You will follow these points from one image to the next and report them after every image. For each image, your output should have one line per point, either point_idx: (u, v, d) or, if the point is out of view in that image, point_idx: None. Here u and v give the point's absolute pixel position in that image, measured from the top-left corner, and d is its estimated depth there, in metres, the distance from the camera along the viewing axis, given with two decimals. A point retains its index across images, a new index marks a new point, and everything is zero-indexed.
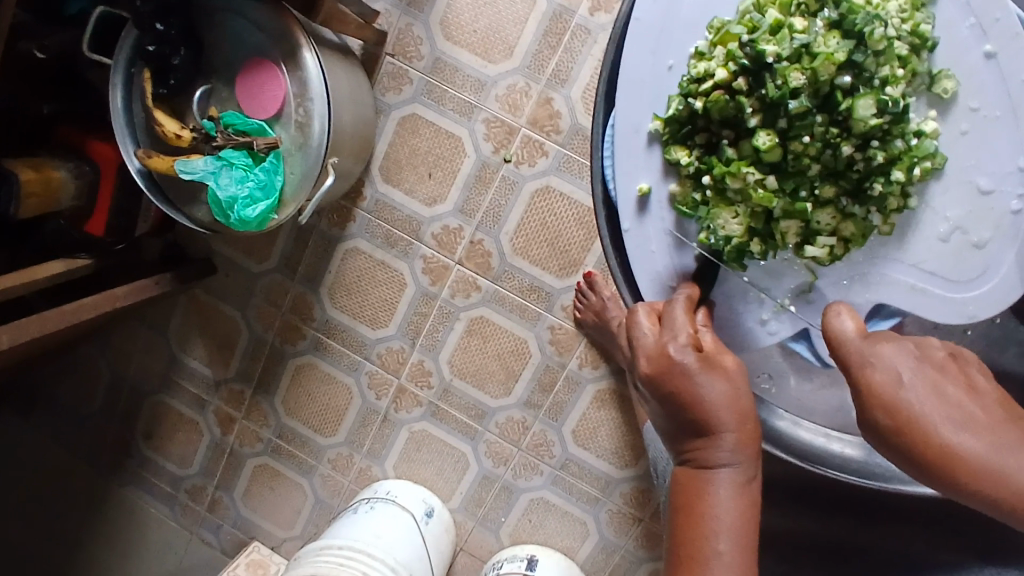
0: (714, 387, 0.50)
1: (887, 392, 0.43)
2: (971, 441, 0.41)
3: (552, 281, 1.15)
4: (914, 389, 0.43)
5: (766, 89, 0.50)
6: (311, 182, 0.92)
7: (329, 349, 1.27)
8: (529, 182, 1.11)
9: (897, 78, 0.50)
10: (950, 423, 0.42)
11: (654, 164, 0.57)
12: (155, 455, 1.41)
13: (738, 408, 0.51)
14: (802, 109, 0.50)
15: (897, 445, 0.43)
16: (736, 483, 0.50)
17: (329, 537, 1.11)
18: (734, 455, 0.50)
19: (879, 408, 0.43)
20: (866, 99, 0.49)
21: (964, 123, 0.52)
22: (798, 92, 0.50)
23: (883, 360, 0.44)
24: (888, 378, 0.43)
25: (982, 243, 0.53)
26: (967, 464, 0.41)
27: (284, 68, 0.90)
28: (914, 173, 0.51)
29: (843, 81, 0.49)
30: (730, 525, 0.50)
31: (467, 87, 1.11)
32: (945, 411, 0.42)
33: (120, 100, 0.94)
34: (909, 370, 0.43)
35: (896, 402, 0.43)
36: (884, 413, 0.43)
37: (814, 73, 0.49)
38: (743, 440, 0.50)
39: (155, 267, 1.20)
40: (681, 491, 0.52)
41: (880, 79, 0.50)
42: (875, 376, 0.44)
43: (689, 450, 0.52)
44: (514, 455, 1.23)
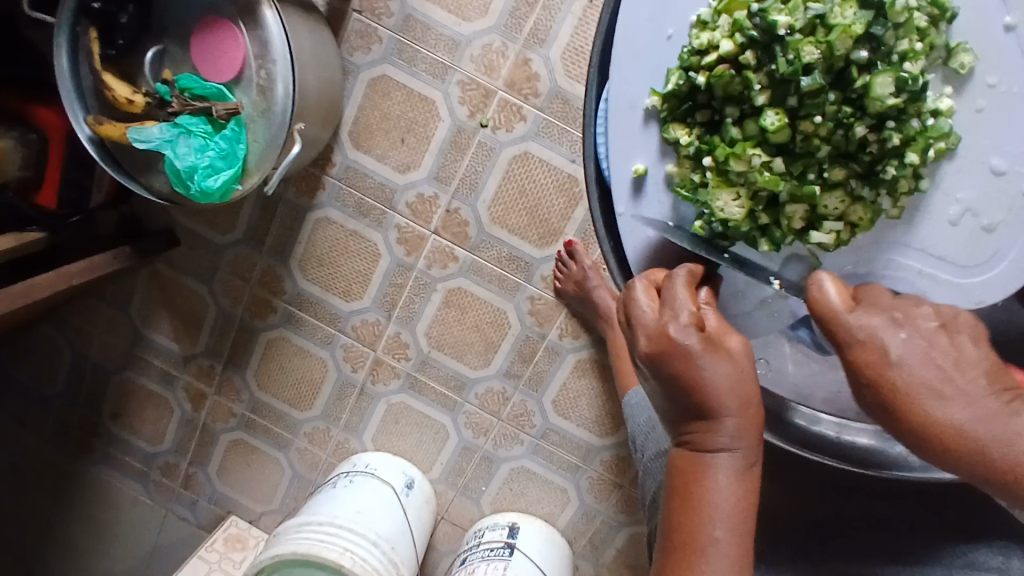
0: (718, 371, 0.47)
1: (880, 371, 0.42)
2: (961, 414, 0.41)
3: (532, 251, 1.12)
4: (911, 361, 0.42)
5: (778, 64, 0.48)
6: (276, 151, 0.85)
7: (302, 322, 1.23)
8: (507, 148, 1.07)
9: (917, 53, 0.48)
10: (941, 400, 0.41)
11: (651, 144, 0.55)
12: (124, 433, 1.37)
13: (742, 392, 0.48)
14: (815, 87, 0.48)
15: (890, 417, 0.43)
16: (736, 469, 0.49)
17: (308, 513, 1.10)
18: (735, 441, 0.48)
19: (868, 384, 0.43)
20: (885, 76, 0.47)
21: (980, 100, 0.49)
22: (812, 68, 0.48)
23: (873, 336, 0.43)
24: (878, 353, 0.42)
25: (992, 226, 0.52)
26: (953, 440, 0.41)
27: (242, 27, 0.83)
28: (928, 156, 0.50)
29: (860, 55, 0.48)
30: (727, 513, 0.49)
31: (439, 46, 1.05)
32: (946, 382, 0.41)
33: (66, 61, 0.87)
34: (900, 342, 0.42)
35: (885, 379, 0.42)
36: (873, 391, 0.42)
37: (830, 47, 0.47)
38: (746, 426, 0.48)
39: (112, 241, 1.13)
40: (678, 474, 0.51)
41: (898, 54, 0.48)
42: (864, 352, 0.43)
43: (687, 433, 0.50)
44: (494, 426, 1.22)
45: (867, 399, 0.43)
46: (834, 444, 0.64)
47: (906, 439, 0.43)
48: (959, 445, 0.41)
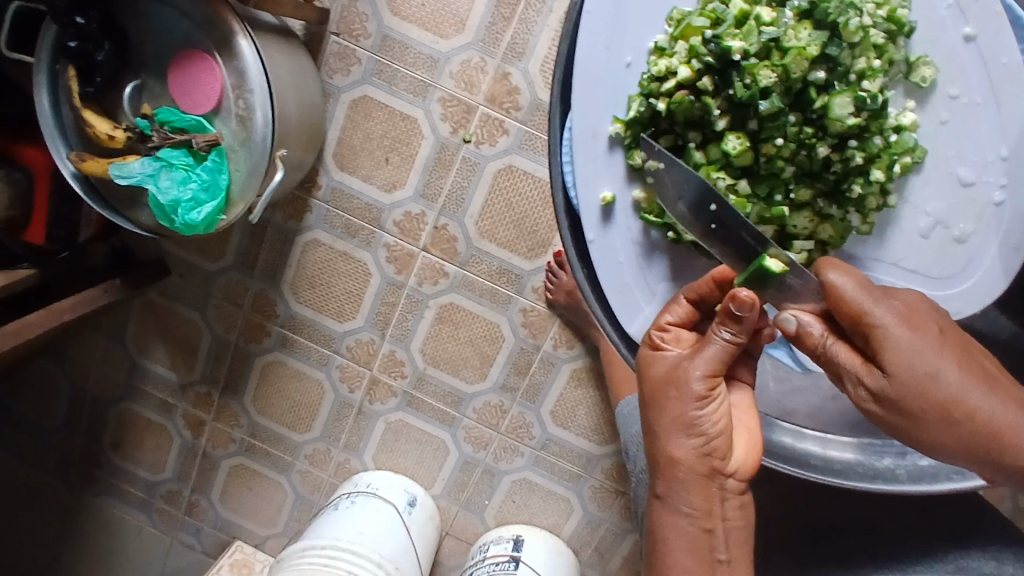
0: (676, 393, 0.54)
1: (913, 348, 0.47)
2: (973, 392, 0.47)
3: (522, 263, 1.12)
4: (936, 344, 0.47)
5: (735, 90, 0.49)
6: (259, 179, 0.86)
7: (296, 345, 1.23)
8: (491, 162, 1.07)
9: (874, 70, 0.49)
10: (980, 394, 0.47)
11: (617, 171, 0.54)
12: (125, 463, 1.37)
13: (696, 419, 0.54)
14: (773, 110, 0.49)
15: (936, 418, 0.48)
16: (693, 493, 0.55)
17: (311, 536, 1.09)
18: (686, 461, 0.55)
19: (923, 388, 0.47)
20: (842, 97, 0.48)
21: (945, 111, 0.50)
22: (769, 91, 0.48)
23: (907, 320, 0.47)
24: (927, 353, 0.47)
25: (964, 236, 0.52)
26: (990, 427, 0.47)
27: (219, 59, 0.83)
28: (893, 172, 0.51)
29: (816, 77, 0.48)
30: (681, 502, 0.56)
31: (418, 65, 1.05)
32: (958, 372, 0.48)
33: (47, 102, 0.87)
34: (937, 346, 0.47)
35: (936, 380, 0.47)
36: (930, 394, 0.47)
37: (786, 70, 0.48)
38: (699, 447, 0.55)
39: (103, 274, 1.13)
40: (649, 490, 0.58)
41: (856, 73, 0.49)
42: (916, 351, 0.47)
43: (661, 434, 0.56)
44: (493, 439, 1.22)
45: (901, 377, 0.47)
46: (818, 459, 0.63)
47: (929, 418, 0.47)
48: (1001, 438, 0.47)
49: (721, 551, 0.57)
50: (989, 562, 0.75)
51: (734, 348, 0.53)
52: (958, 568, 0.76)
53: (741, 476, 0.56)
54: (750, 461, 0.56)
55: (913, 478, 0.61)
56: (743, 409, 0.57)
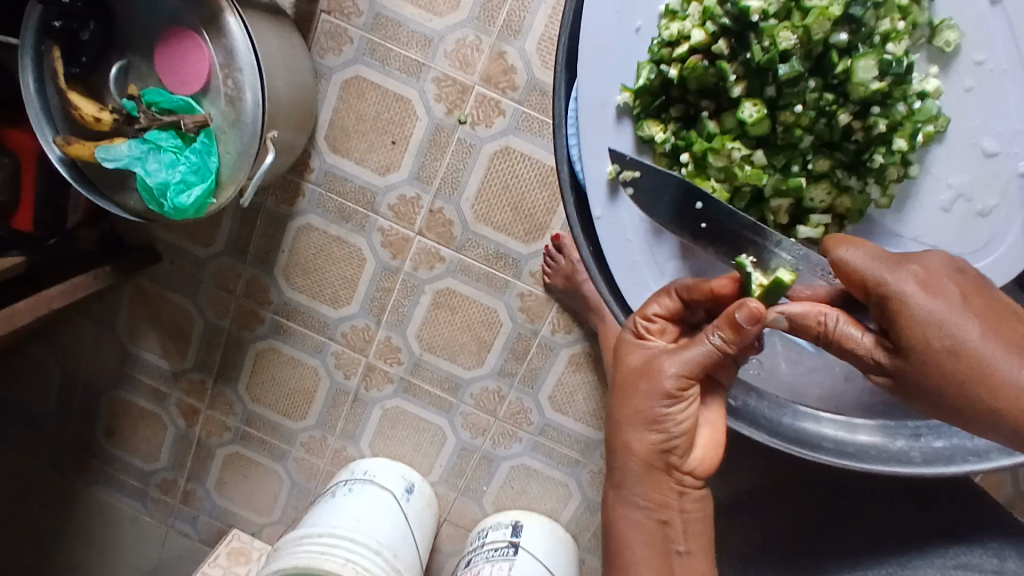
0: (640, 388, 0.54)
1: (934, 315, 0.46)
2: (999, 359, 0.46)
3: (519, 247, 1.10)
4: (960, 312, 0.46)
5: (753, 53, 0.47)
6: (251, 159, 0.82)
7: (291, 332, 1.21)
8: (487, 143, 1.05)
9: (899, 32, 0.47)
10: (1008, 361, 0.46)
11: (626, 143, 0.52)
12: (120, 452, 1.35)
13: (650, 415, 0.54)
14: (793, 75, 0.47)
15: (964, 386, 0.47)
16: (644, 480, 0.56)
17: (308, 524, 1.08)
18: (641, 452, 0.56)
19: (946, 353, 0.46)
20: (867, 60, 0.46)
21: (969, 78, 0.48)
22: (789, 55, 0.47)
23: (929, 289, 0.46)
24: (946, 318, 0.46)
25: (987, 210, 0.50)
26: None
27: (206, 37, 0.81)
28: (916, 141, 0.48)
29: (838, 39, 0.47)
30: (639, 495, 0.57)
31: (412, 44, 1.03)
32: (986, 338, 0.46)
33: (33, 84, 0.84)
34: (960, 309, 0.46)
35: (960, 346, 0.46)
36: (955, 360, 0.46)
37: (807, 31, 0.46)
38: (651, 448, 0.55)
39: (92, 260, 1.11)
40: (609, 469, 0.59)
41: (880, 36, 0.47)
42: (932, 316, 0.46)
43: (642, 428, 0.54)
44: (491, 425, 1.21)
45: (921, 348, 0.46)
46: (831, 441, 0.62)
47: (952, 388, 0.47)
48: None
49: (679, 542, 0.58)
50: (990, 559, 0.74)
51: (719, 356, 0.51)
52: (957, 564, 0.76)
53: (698, 472, 0.57)
54: (708, 459, 0.56)
55: (927, 460, 0.61)
56: (717, 410, 0.57)
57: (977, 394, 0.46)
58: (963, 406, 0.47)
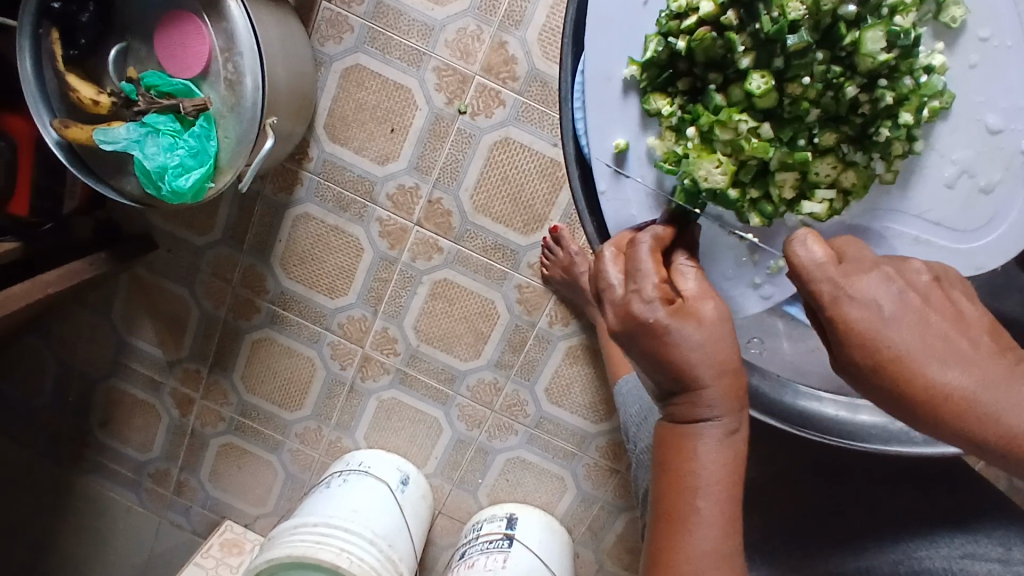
0: (693, 337, 0.45)
1: (863, 328, 0.39)
2: (955, 375, 0.38)
3: (518, 238, 1.10)
4: (897, 323, 0.39)
5: (762, 24, 0.47)
6: (248, 147, 0.82)
7: (287, 322, 1.20)
8: (487, 134, 1.05)
9: (906, 6, 0.47)
10: (938, 362, 0.38)
11: (633, 116, 0.52)
12: (113, 442, 1.34)
13: (719, 358, 0.45)
14: (801, 46, 0.47)
15: (885, 386, 0.39)
16: (722, 436, 0.47)
17: (303, 514, 1.08)
18: (718, 408, 0.46)
19: (860, 349, 0.39)
20: (875, 31, 0.46)
21: (974, 55, 0.48)
22: (798, 25, 0.47)
23: (860, 295, 0.39)
24: (868, 313, 0.39)
25: (990, 187, 0.50)
26: (959, 404, 0.38)
27: (207, 20, 0.80)
28: (922, 116, 0.49)
29: (847, 11, 0.47)
30: (714, 465, 0.47)
31: (413, 33, 1.03)
32: (933, 348, 0.38)
33: (30, 66, 0.83)
34: (890, 302, 0.39)
35: (877, 342, 0.39)
36: (865, 356, 0.39)
37: (816, 3, 0.46)
38: (728, 392, 0.46)
39: (87, 248, 1.10)
40: (670, 452, 0.49)
41: (888, 8, 0.47)
42: (852, 312, 0.39)
43: (670, 406, 0.48)
44: (487, 418, 1.21)
45: (853, 364, 0.40)
46: (832, 421, 0.62)
47: (899, 406, 0.39)
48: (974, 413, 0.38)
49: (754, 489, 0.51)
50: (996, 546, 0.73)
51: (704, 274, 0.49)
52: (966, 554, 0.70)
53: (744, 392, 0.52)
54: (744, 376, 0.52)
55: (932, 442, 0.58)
56: None
57: (925, 416, 0.39)
58: (919, 426, 0.40)
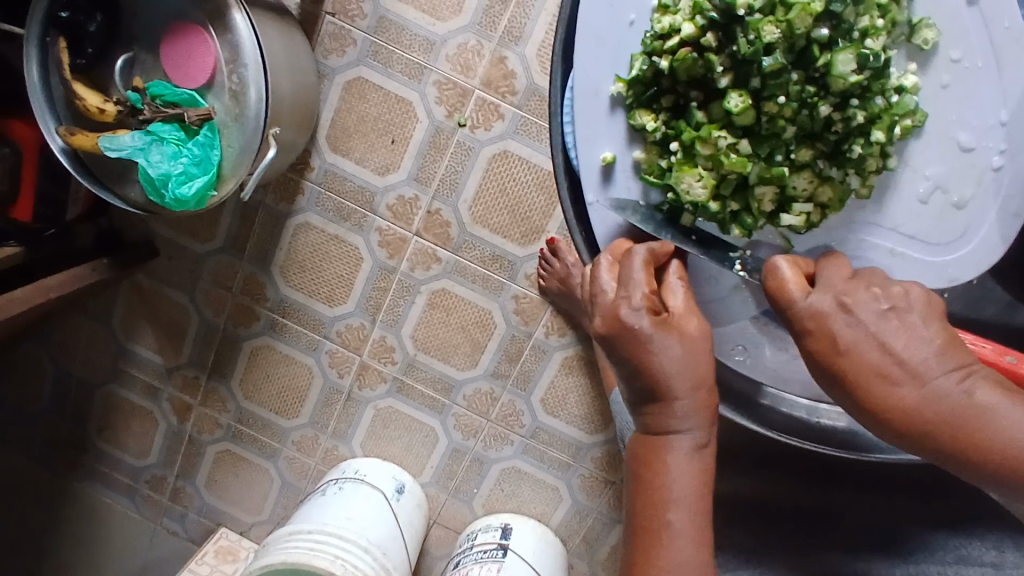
0: (672, 350, 0.46)
1: (841, 346, 0.45)
2: (903, 391, 0.44)
3: (515, 249, 1.11)
4: (868, 342, 0.45)
5: (739, 46, 0.48)
6: (250, 157, 0.83)
7: (286, 329, 1.22)
8: (486, 146, 1.06)
9: (877, 29, 0.48)
10: (893, 376, 0.44)
11: (617, 132, 0.54)
12: (110, 448, 1.35)
13: (696, 372, 0.47)
14: (776, 67, 0.48)
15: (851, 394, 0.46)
16: (692, 449, 0.48)
17: (298, 521, 1.08)
18: (690, 421, 0.48)
19: (827, 359, 0.46)
20: (846, 53, 0.47)
21: (946, 75, 0.49)
22: (773, 47, 0.48)
23: (839, 317, 0.46)
24: (840, 329, 0.45)
25: (963, 202, 0.51)
26: (905, 411, 0.44)
27: (212, 32, 0.82)
28: (894, 134, 0.50)
29: (820, 34, 0.48)
30: (685, 478, 0.49)
31: (415, 47, 1.05)
32: (893, 363, 0.44)
33: (36, 75, 0.85)
34: (855, 321, 0.45)
35: (841, 356, 0.45)
36: (831, 366, 0.46)
37: (790, 26, 0.47)
38: (700, 406, 0.47)
39: (89, 254, 1.12)
40: (642, 461, 0.51)
41: (859, 31, 0.48)
42: (824, 329, 0.46)
43: (643, 417, 0.50)
44: (483, 427, 1.22)
45: (826, 374, 0.47)
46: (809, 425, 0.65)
47: (861, 412, 0.46)
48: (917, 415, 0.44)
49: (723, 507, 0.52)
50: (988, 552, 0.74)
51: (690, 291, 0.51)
52: (957, 557, 0.73)
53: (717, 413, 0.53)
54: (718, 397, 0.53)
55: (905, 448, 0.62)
56: None
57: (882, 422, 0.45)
58: (878, 428, 0.47)
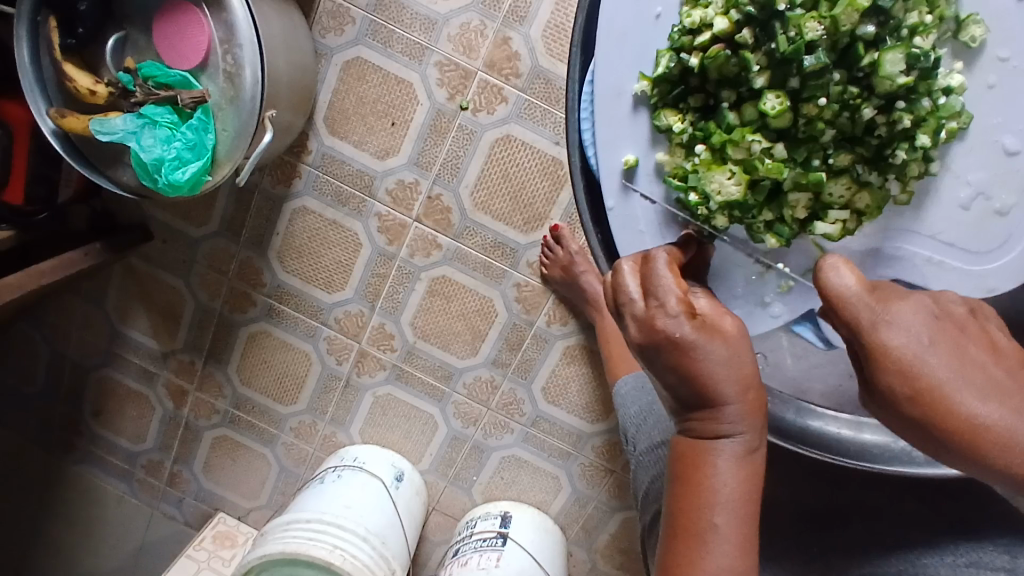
0: (716, 356, 0.44)
1: (903, 356, 0.37)
2: (988, 408, 0.36)
3: (517, 236, 1.08)
4: (936, 353, 0.37)
5: (777, 43, 0.45)
6: (247, 141, 0.80)
7: (283, 315, 1.19)
8: (489, 131, 1.03)
9: (926, 26, 0.46)
10: (972, 392, 0.37)
11: (641, 132, 0.51)
12: (105, 432, 1.33)
13: (741, 376, 0.45)
14: (818, 66, 0.46)
15: (914, 413, 0.38)
16: (740, 453, 0.47)
17: (296, 510, 1.07)
18: (738, 424, 0.46)
19: (891, 374, 0.38)
20: (895, 53, 0.44)
21: (992, 75, 0.47)
22: (815, 46, 0.45)
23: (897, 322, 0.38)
24: (905, 342, 0.37)
25: (1005, 209, 0.48)
26: (985, 436, 0.36)
27: (206, 11, 0.78)
28: (940, 137, 0.47)
29: (865, 31, 0.45)
30: (728, 479, 0.47)
31: (416, 26, 1.01)
32: (963, 374, 0.37)
33: (27, 55, 0.82)
34: (925, 331, 0.38)
35: (916, 369, 0.37)
36: (901, 381, 0.37)
37: (834, 22, 0.45)
38: (748, 408, 0.46)
39: (82, 237, 1.09)
40: (681, 462, 0.49)
41: (907, 29, 0.46)
42: (891, 339, 0.38)
43: (688, 421, 0.48)
44: (483, 415, 1.20)
45: (887, 392, 0.38)
46: (832, 439, 0.62)
47: (922, 434, 0.38)
48: (992, 441, 0.36)
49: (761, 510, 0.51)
50: None
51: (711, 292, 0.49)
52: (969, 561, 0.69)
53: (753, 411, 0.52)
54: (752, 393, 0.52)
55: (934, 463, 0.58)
56: None
57: (958, 447, 0.37)
58: (949, 457, 0.38)
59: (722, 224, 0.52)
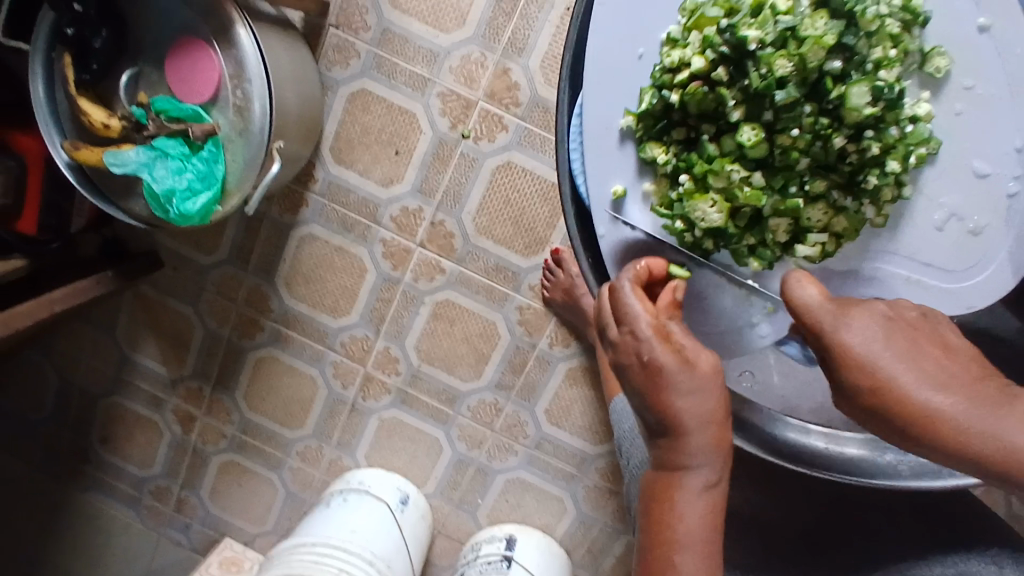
0: (681, 390, 0.48)
1: (860, 355, 0.40)
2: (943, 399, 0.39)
3: (518, 260, 1.11)
4: (889, 349, 0.41)
5: (750, 80, 0.47)
6: (256, 170, 0.83)
7: (290, 340, 1.21)
8: (490, 158, 1.06)
9: (891, 60, 0.47)
10: (925, 385, 0.40)
11: (628, 164, 0.54)
12: (114, 457, 1.35)
13: (706, 412, 0.49)
14: (789, 100, 0.47)
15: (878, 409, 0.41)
16: (701, 485, 0.50)
17: (302, 534, 1.07)
18: (700, 459, 0.50)
19: (854, 371, 0.41)
20: (860, 86, 0.46)
21: (959, 102, 0.49)
22: (786, 81, 0.47)
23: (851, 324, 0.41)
24: (860, 341, 0.41)
25: (978, 229, 0.51)
26: (942, 424, 0.39)
27: (216, 48, 0.82)
28: (909, 163, 0.49)
29: (832, 66, 0.47)
30: (695, 506, 0.51)
31: (419, 59, 1.05)
32: (917, 368, 0.40)
33: (42, 89, 0.85)
34: (876, 334, 0.41)
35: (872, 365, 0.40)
36: (862, 378, 0.40)
37: (803, 59, 0.47)
38: (711, 444, 0.49)
39: (93, 265, 1.12)
40: (650, 486, 0.53)
41: (872, 63, 0.48)
42: (848, 339, 0.41)
43: (657, 451, 0.52)
44: (487, 438, 1.21)
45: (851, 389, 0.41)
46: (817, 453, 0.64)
47: (891, 429, 0.41)
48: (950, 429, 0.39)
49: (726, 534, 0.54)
50: None
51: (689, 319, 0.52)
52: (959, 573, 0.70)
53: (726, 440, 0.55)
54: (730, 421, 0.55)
55: (916, 474, 0.60)
56: None
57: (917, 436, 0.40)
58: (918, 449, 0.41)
59: (708, 247, 0.54)
